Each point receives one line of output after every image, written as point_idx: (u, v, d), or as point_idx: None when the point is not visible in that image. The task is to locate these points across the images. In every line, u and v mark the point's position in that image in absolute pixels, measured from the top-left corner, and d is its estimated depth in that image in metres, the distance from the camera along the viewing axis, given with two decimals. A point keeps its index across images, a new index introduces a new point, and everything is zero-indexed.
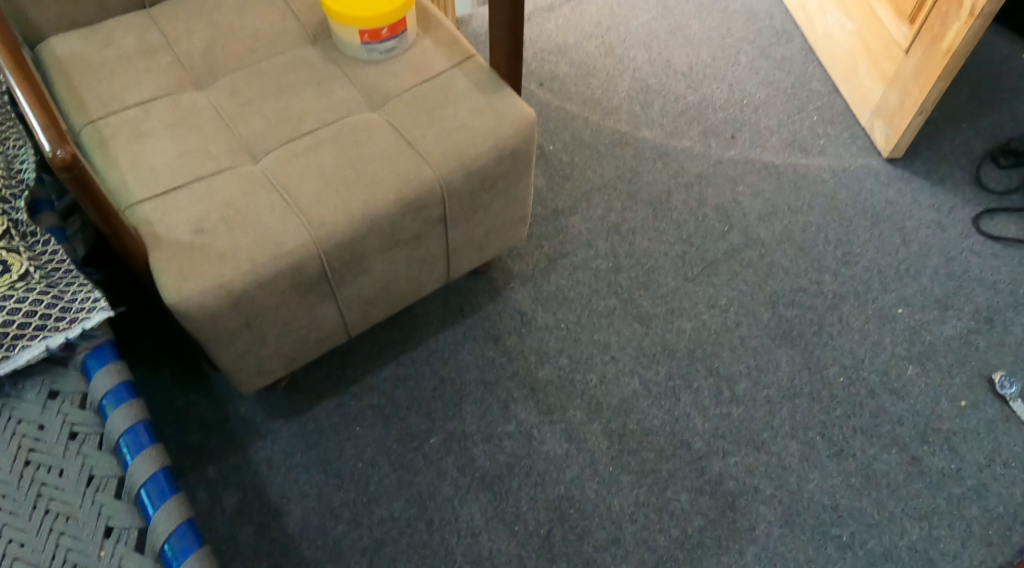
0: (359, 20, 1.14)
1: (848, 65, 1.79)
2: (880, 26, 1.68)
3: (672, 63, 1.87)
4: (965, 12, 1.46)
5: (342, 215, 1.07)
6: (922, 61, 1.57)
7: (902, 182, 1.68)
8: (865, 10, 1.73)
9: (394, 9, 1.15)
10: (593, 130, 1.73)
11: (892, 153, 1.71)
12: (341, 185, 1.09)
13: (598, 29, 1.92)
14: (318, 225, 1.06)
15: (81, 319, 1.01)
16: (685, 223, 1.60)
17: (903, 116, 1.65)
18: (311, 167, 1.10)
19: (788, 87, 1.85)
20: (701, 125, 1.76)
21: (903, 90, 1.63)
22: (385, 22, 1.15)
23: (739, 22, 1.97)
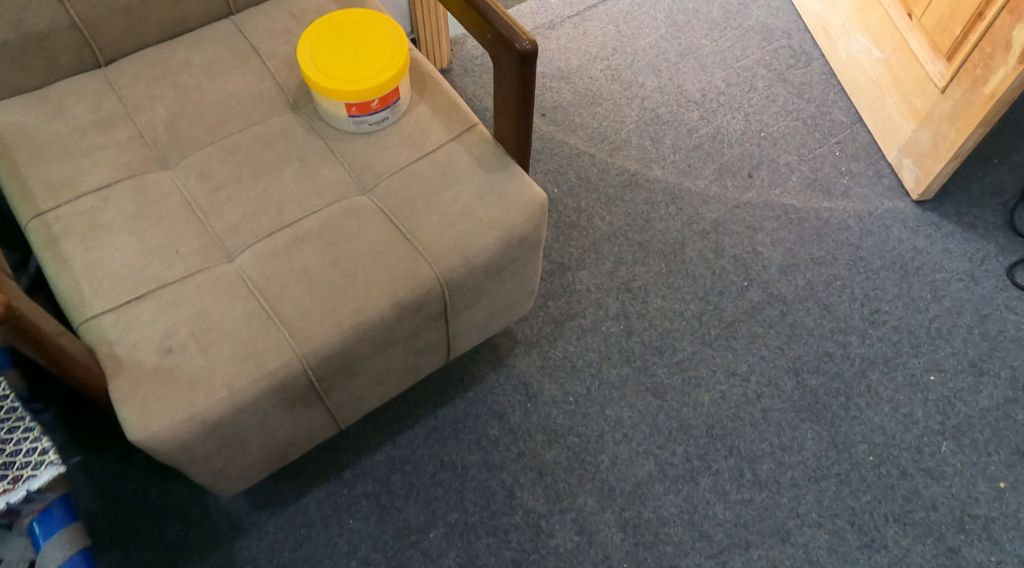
0: (350, 92, 0.99)
1: (874, 96, 1.65)
2: (912, 58, 1.55)
3: (684, 89, 1.72)
4: (1014, 56, 1.32)
5: (330, 324, 0.94)
6: (960, 104, 1.44)
7: (931, 228, 1.56)
8: (895, 37, 1.58)
9: (388, 76, 1.00)
10: (600, 170, 1.59)
11: (922, 196, 1.58)
12: (327, 289, 0.95)
13: (603, 51, 1.77)
14: (302, 338, 0.93)
15: (25, 479, 0.92)
16: (701, 277, 1.48)
17: (936, 159, 1.52)
18: (294, 268, 0.96)
19: (807, 117, 1.70)
20: (716, 161, 1.62)
21: (937, 131, 1.50)
22: (379, 93, 1.00)
23: (755, 42, 1.81)
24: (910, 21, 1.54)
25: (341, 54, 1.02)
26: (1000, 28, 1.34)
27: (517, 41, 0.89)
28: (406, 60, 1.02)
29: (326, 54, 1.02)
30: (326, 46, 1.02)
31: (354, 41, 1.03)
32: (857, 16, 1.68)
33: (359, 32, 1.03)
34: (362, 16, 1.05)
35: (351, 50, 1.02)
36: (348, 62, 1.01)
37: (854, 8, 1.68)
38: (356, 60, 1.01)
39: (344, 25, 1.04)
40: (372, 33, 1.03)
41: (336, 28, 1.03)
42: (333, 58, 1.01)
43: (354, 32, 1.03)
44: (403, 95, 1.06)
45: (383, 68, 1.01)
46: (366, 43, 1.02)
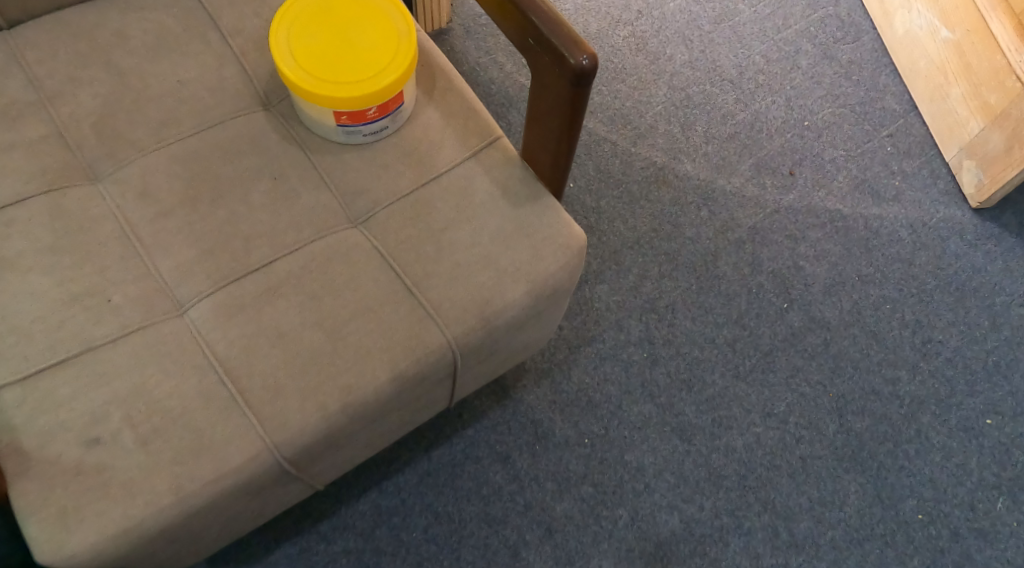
0: (342, 99, 0.75)
1: (935, 84, 1.43)
2: (993, 45, 1.31)
3: (718, 65, 1.48)
4: None
5: (309, 406, 0.73)
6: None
7: (992, 242, 1.37)
8: (972, 16, 1.35)
9: (392, 76, 0.76)
10: (623, 162, 1.37)
11: (983, 204, 1.38)
12: (308, 360, 0.74)
13: (626, 14, 1.51)
14: (274, 422, 0.72)
15: None
16: (735, 296, 1.29)
17: (1007, 167, 1.31)
18: (265, 327, 0.75)
19: (855, 104, 1.48)
20: (753, 156, 1.41)
21: (1013, 133, 1.29)
22: (380, 99, 0.76)
23: (797, 8, 1.56)
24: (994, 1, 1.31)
25: (330, 46, 0.77)
26: None
27: (569, 53, 0.66)
28: (415, 54, 0.78)
29: (310, 44, 0.77)
30: (310, 33, 0.77)
31: (345, 26, 0.78)
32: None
33: (350, 15, 0.79)
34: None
35: (343, 39, 0.77)
36: (339, 55, 0.77)
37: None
38: (349, 52, 0.77)
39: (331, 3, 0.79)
40: (368, 15, 0.79)
41: (321, 8, 0.79)
42: (319, 50, 0.77)
43: (344, 14, 0.79)
44: (408, 95, 0.82)
45: (385, 65, 0.77)
46: (360, 29, 0.78)
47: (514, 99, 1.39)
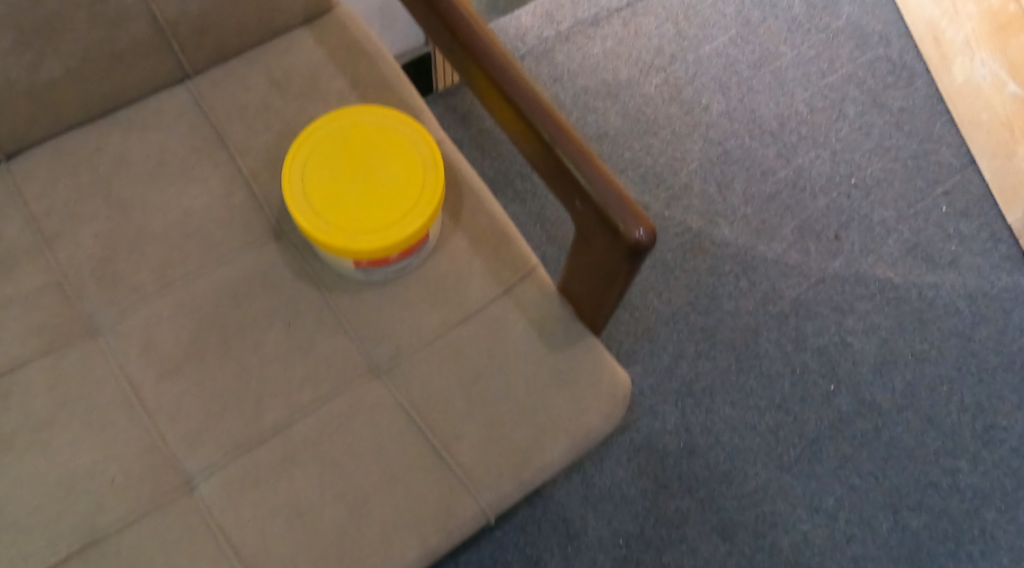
0: (361, 247, 0.68)
1: (999, 139, 1.34)
2: None
3: (757, 115, 1.38)
4: None
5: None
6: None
7: None
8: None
9: (418, 219, 0.69)
10: (656, 229, 1.27)
11: None
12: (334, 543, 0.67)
13: (660, 59, 1.40)
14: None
15: None
16: (777, 377, 1.21)
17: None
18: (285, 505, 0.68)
19: (908, 156, 1.38)
20: (797, 217, 1.31)
21: None
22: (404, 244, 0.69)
23: (845, 50, 1.45)
24: None
25: (346, 186, 0.69)
26: None
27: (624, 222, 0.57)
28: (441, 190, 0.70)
29: (325, 183, 0.70)
30: (324, 169, 0.70)
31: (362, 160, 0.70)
32: (989, 30, 1.34)
33: (367, 146, 0.71)
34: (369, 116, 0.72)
35: (361, 177, 0.70)
36: (357, 196, 0.69)
37: (988, 22, 1.34)
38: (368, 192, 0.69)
39: (346, 133, 0.71)
40: (388, 145, 0.71)
41: (335, 140, 0.71)
42: (335, 191, 0.69)
43: (360, 146, 0.71)
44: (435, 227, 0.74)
45: (408, 206, 0.69)
46: (380, 163, 0.70)
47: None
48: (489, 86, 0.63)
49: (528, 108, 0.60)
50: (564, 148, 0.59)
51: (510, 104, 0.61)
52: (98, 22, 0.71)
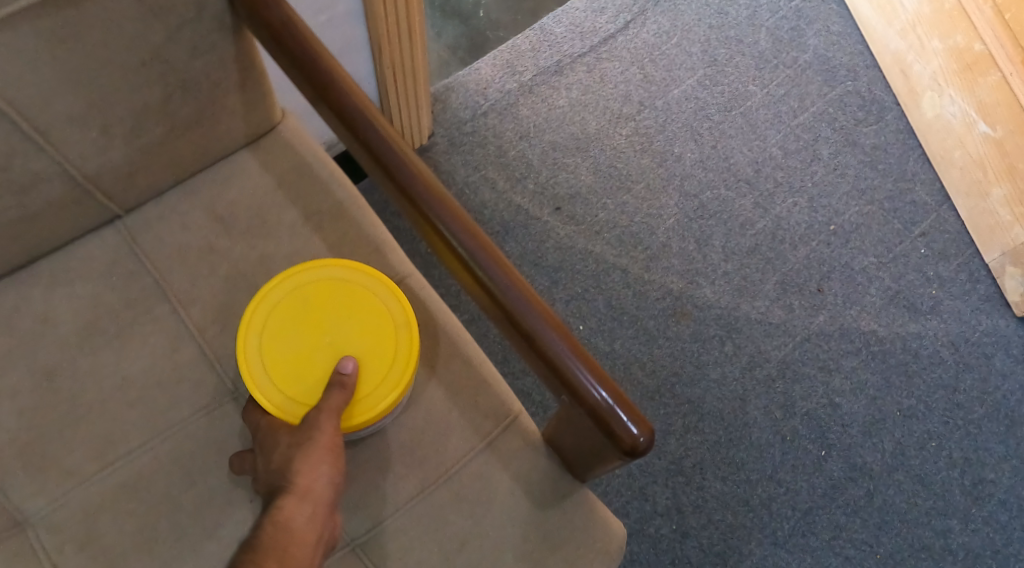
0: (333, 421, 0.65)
1: (973, 179, 1.28)
2: None
3: (732, 163, 1.30)
4: None
5: (333, 477, 0.63)
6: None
7: None
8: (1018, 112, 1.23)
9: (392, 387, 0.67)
10: (636, 293, 1.20)
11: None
12: (323, 431, 0.63)
13: (628, 108, 1.32)
14: (296, 512, 0.60)
15: None
16: (768, 447, 1.16)
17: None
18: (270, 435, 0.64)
19: (882, 199, 1.30)
20: (778, 271, 1.24)
21: None
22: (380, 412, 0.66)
23: (814, 85, 1.37)
24: None
25: (312, 354, 0.67)
26: None
27: (616, 423, 0.55)
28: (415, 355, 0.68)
29: (288, 355, 0.68)
30: (287, 341, 0.68)
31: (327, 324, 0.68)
32: (955, 69, 1.29)
33: (331, 308, 0.69)
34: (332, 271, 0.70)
35: (327, 343, 0.68)
36: (325, 364, 0.67)
37: (954, 60, 1.29)
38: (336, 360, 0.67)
39: (309, 294, 0.69)
40: (353, 303, 0.69)
41: (297, 303, 0.69)
42: (300, 363, 0.67)
43: (325, 307, 0.69)
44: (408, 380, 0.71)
45: (381, 372, 0.67)
46: (347, 331, 0.68)
47: (511, 228, 1.21)
48: (463, 273, 0.58)
49: (509, 302, 0.57)
50: (552, 345, 0.56)
51: (488, 295, 0.58)
52: (3, 185, 0.62)
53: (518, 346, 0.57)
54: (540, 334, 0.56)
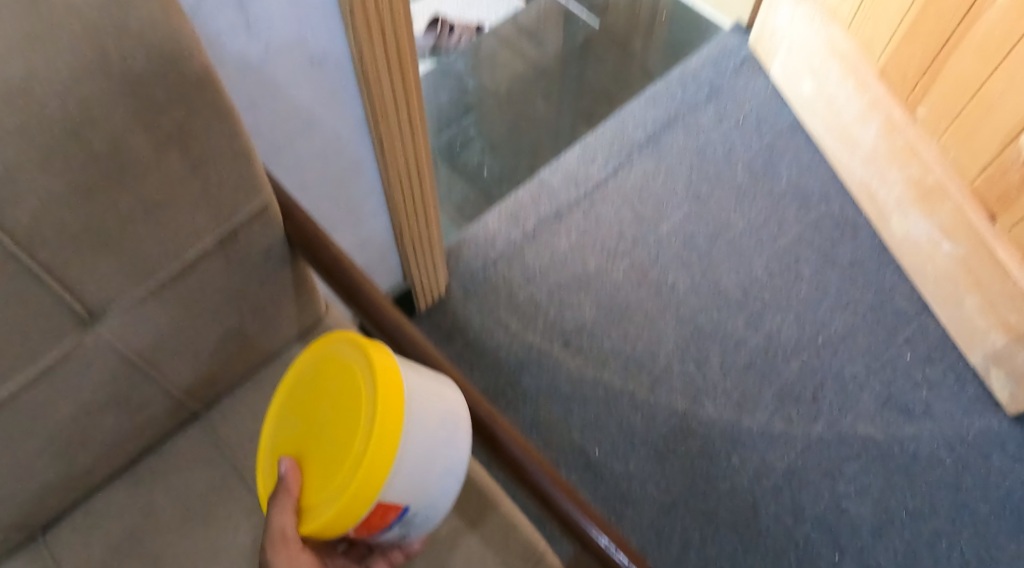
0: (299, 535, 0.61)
1: (946, 289, 1.24)
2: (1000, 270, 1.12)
3: (721, 286, 1.35)
4: None
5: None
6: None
7: None
8: (974, 237, 1.14)
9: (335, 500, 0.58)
10: (644, 416, 1.25)
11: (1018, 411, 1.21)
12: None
13: (622, 243, 1.41)
14: None
15: None
16: (784, 555, 1.16)
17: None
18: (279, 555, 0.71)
19: (865, 308, 1.32)
20: (775, 384, 1.27)
21: None
22: (347, 530, 0.58)
23: (790, 211, 1.42)
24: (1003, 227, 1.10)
25: (301, 444, 0.63)
26: None
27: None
28: (371, 455, 0.57)
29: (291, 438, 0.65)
30: (290, 424, 0.65)
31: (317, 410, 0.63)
32: (911, 193, 1.24)
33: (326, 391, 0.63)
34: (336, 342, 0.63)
35: (315, 433, 0.62)
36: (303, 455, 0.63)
37: (908, 185, 1.24)
38: (308, 457, 0.62)
39: (315, 374, 0.64)
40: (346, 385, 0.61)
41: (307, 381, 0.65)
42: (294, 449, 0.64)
43: (324, 390, 0.63)
44: (434, 486, 0.62)
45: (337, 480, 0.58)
46: (330, 420, 0.61)
47: (526, 363, 1.29)
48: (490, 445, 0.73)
49: (528, 466, 0.71)
50: (563, 503, 0.70)
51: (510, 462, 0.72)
52: (123, 413, 0.70)
53: (538, 503, 0.71)
54: (554, 492, 0.70)
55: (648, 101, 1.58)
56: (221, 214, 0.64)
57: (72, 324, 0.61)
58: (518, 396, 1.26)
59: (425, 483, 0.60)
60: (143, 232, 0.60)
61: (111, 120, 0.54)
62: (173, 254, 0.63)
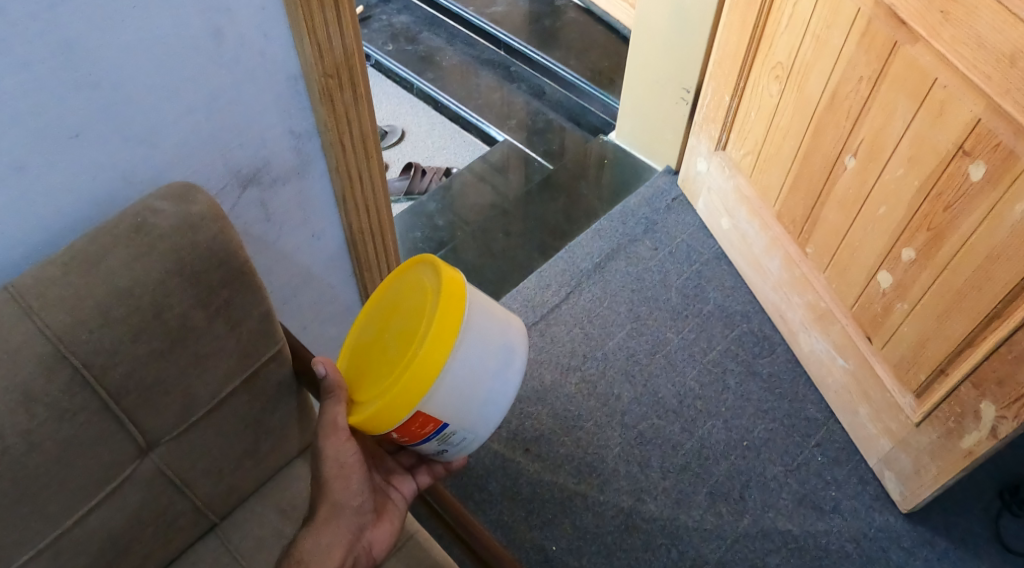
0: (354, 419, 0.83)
1: (845, 399, 1.47)
2: (879, 384, 1.37)
3: (660, 397, 1.56)
4: (950, 398, 1.20)
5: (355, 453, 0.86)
6: (936, 445, 1.26)
7: (927, 549, 1.37)
8: (858, 355, 1.40)
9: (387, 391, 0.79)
10: (594, 513, 1.42)
11: (909, 510, 1.39)
12: (327, 452, 0.85)
13: (573, 360, 1.60)
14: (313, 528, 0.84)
15: None
16: None
17: (920, 485, 1.32)
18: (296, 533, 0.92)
19: (783, 416, 1.53)
20: (707, 483, 1.45)
21: (917, 458, 1.32)
22: (391, 419, 0.79)
23: (717, 329, 1.65)
24: (877, 347, 1.36)
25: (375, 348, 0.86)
26: (965, 394, 1.16)
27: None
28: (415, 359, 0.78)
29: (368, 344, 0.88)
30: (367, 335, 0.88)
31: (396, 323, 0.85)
32: (812, 318, 1.50)
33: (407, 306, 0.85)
34: (423, 268, 0.85)
35: (387, 341, 0.84)
36: (375, 354, 0.85)
37: (809, 312, 1.50)
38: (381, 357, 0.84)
39: (401, 293, 0.87)
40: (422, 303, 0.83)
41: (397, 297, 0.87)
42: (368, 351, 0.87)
43: (405, 306, 0.85)
44: (471, 409, 0.83)
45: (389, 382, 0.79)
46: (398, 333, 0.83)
47: (492, 468, 1.46)
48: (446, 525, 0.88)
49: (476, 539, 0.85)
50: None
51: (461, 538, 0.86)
52: (164, 532, 0.84)
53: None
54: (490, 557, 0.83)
55: (593, 234, 1.82)
56: (247, 361, 0.81)
57: (132, 452, 0.76)
58: (485, 498, 1.43)
59: (463, 401, 0.81)
60: (188, 375, 0.77)
61: (169, 296, 0.72)
62: (210, 395, 0.80)
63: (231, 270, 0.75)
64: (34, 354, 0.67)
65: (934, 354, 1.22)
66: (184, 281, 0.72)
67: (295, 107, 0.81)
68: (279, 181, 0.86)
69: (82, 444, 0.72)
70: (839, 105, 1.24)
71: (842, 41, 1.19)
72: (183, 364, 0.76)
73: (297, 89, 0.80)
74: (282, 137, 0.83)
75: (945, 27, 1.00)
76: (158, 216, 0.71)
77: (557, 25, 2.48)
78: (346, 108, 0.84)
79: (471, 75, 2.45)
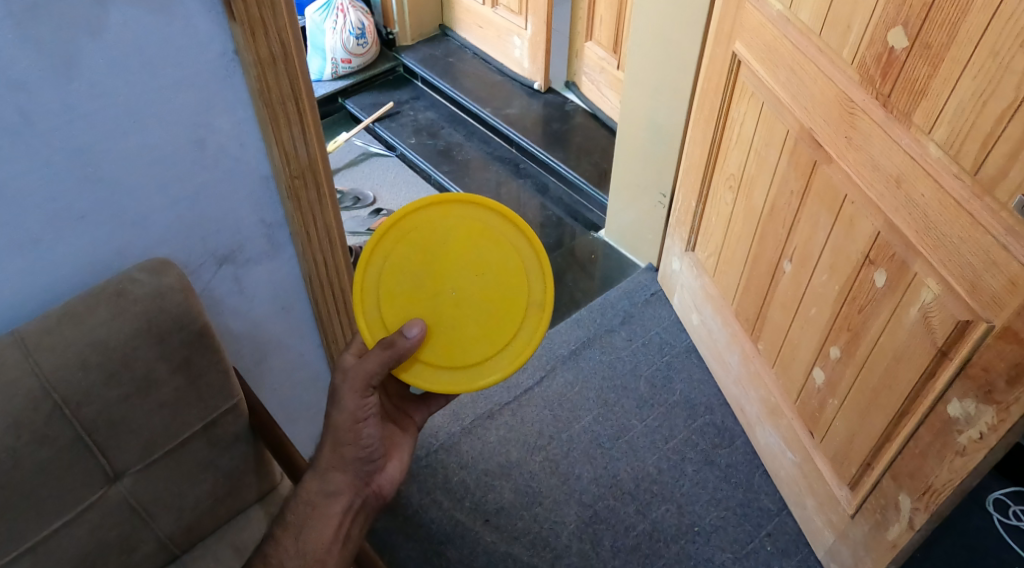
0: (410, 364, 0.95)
1: (794, 491, 1.54)
2: (819, 476, 1.44)
3: (619, 479, 1.64)
4: (875, 489, 1.27)
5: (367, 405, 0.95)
6: (868, 536, 1.32)
7: None
8: (802, 448, 1.48)
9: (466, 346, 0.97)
10: None
11: None
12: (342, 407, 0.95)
13: (540, 439, 1.70)
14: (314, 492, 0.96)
15: None
16: None
17: None
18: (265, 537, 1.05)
19: (736, 504, 1.60)
20: (655, 564, 1.52)
21: (854, 550, 1.37)
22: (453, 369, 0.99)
23: (680, 419, 1.74)
24: (817, 440, 1.45)
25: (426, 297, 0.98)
26: (887, 488, 1.24)
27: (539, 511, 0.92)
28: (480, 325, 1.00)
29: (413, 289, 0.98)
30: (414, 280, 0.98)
31: (464, 273, 0.99)
32: (766, 412, 1.59)
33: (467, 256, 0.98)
34: (484, 217, 0.99)
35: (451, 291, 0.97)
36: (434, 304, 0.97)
37: (763, 405, 1.60)
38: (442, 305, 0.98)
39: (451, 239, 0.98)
40: (502, 267, 0.99)
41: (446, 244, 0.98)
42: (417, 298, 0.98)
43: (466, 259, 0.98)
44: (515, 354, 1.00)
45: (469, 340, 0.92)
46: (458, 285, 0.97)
47: (451, 536, 1.55)
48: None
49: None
50: None
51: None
52: (128, 557, 0.95)
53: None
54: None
55: (572, 323, 1.94)
56: (205, 409, 0.94)
57: (102, 479, 0.89)
58: (443, 564, 1.51)
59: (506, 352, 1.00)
60: (153, 416, 0.90)
61: (139, 348, 0.86)
62: (172, 436, 0.93)
63: (192, 331, 0.89)
64: (24, 390, 0.81)
65: (861, 447, 1.30)
66: (151, 338, 0.87)
67: (265, 202, 0.97)
68: (251, 261, 1.01)
69: (56, 470, 0.85)
70: (777, 216, 1.37)
71: (776, 159, 1.33)
72: (152, 408, 0.90)
73: (267, 189, 0.96)
74: (254, 226, 0.98)
75: (849, 150, 1.15)
76: (136, 284, 0.86)
77: (565, 128, 2.66)
78: (310, 206, 1.00)
79: (484, 170, 2.65)
